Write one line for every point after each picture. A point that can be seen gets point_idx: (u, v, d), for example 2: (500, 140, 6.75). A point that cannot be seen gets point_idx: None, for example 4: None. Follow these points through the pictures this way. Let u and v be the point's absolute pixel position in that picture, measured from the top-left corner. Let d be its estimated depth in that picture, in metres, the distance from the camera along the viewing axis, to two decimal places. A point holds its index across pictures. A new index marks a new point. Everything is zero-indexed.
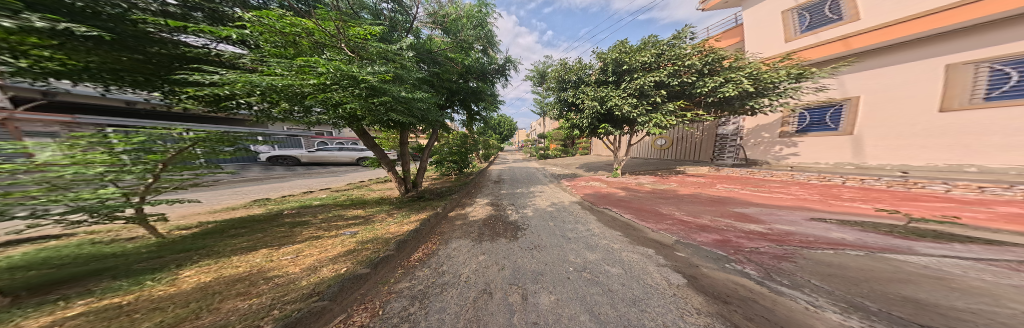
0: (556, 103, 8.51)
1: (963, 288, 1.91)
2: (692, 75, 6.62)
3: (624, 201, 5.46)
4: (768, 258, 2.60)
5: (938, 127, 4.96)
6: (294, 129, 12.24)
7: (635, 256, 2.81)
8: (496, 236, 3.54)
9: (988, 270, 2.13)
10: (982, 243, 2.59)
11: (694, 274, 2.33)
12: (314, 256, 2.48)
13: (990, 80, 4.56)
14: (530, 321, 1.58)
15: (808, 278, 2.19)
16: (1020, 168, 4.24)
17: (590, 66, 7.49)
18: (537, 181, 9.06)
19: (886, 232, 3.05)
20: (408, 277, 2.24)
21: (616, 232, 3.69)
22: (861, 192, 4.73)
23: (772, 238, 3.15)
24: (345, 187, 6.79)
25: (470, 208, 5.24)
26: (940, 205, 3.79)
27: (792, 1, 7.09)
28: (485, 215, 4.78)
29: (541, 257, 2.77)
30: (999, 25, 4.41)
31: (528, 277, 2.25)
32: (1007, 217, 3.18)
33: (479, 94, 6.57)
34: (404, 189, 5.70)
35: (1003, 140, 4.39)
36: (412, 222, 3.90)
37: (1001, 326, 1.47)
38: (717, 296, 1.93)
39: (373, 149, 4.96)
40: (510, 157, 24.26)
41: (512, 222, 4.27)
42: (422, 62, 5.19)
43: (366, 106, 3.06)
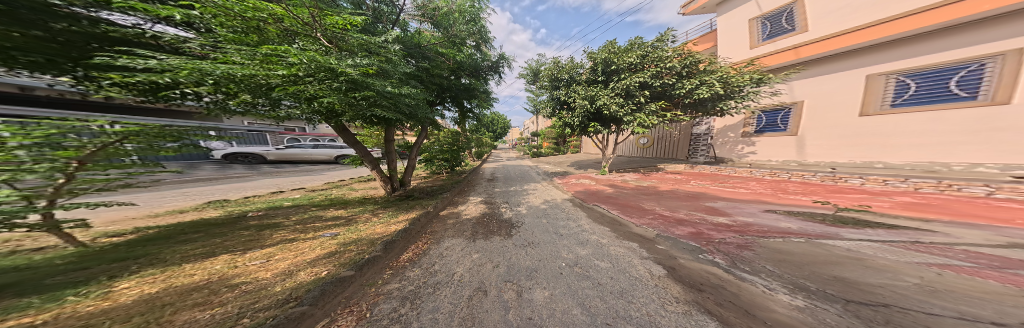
0: (549, 101, 8.63)
1: (875, 266, 2.25)
2: (672, 77, 6.99)
3: (609, 198, 5.69)
4: (733, 248, 2.85)
5: (858, 129, 5.79)
6: (257, 125, 11.09)
7: (621, 250, 2.96)
8: (490, 234, 3.53)
9: (892, 249, 2.54)
10: (888, 227, 3.07)
11: (674, 265, 2.50)
12: (288, 260, 2.28)
13: (896, 89, 5.38)
14: (525, 317, 1.60)
15: (764, 264, 2.44)
16: (913, 165, 5.09)
17: (581, 65, 7.67)
18: (530, 179, 9.16)
19: (821, 221, 3.50)
20: (399, 278, 2.16)
21: (604, 228, 3.84)
22: (803, 186, 5.38)
23: (735, 229, 3.46)
24: (324, 187, 6.35)
25: (463, 207, 5.18)
26: (857, 196, 4.42)
27: (758, 10, 7.70)
28: (477, 213, 4.73)
29: (535, 254, 2.80)
30: (909, 42, 5.20)
31: (523, 274, 2.26)
32: (903, 204, 3.81)
33: (471, 91, 6.44)
34: (388, 188, 5.46)
35: (903, 140, 5.22)
36: (402, 221, 3.76)
37: (901, 297, 1.76)
38: (692, 285, 2.08)
39: (355, 146, 4.65)
40: (504, 155, 24.22)
41: (504, 220, 4.28)
42: (411, 58, 5.00)
43: (348, 101, 2.92)
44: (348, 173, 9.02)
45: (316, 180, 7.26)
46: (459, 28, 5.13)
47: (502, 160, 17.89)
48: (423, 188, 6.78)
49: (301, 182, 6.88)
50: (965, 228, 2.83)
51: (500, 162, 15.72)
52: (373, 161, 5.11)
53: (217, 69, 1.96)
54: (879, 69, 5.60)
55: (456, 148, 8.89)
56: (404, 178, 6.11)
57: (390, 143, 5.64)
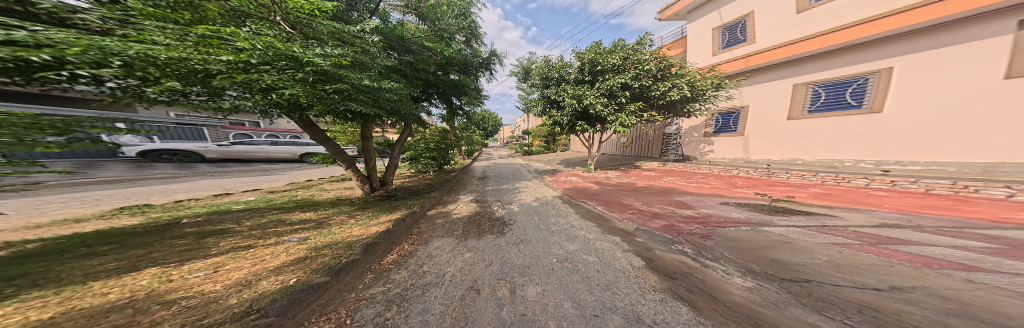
0: (540, 100, 8.75)
1: (799, 248, 2.65)
2: (650, 79, 7.41)
3: (595, 194, 5.94)
4: (698, 238, 3.14)
5: (787, 131, 6.74)
6: (191, 117, 9.50)
7: (606, 244, 3.10)
8: (482, 233, 3.48)
9: (811, 233, 3.00)
10: (809, 214, 3.63)
11: (650, 256, 2.69)
12: (245, 270, 1.99)
13: (812, 98, 6.39)
14: (519, 313, 1.61)
15: (722, 251, 2.73)
16: (822, 161, 6.09)
17: (570, 65, 7.86)
18: (521, 177, 9.24)
19: (762, 210, 4.02)
20: (383, 281, 2.03)
21: (590, 223, 4.00)
22: (748, 180, 6.13)
23: (699, 220, 3.83)
24: (289, 188, 5.75)
25: (451, 206, 5.05)
26: (785, 188, 5.17)
27: (719, 20, 8.44)
28: (465, 212, 4.61)
29: (527, 251, 2.84)
30: (825, 57, 6.16)
31: (515, 272, 2.27)
32: (815, 194, 4.58)
33: (462, 87, 6.24)
34: (367, 188, 5.10)
35: (817, 141, 6.20)
36: (385, 222, 3.54)
37: (819, 273, 2.10)
38: (666, 274, 2.26)
39: (326, 143, 4.08)
40: (495, 153, 24.01)
41: (495, 218, 4.25)
42: (394, 51, 4.72)
43: (315, 94, 2.53)
44: (316, 173, 8.22)
45: (274, 180, 6.54)
46: (448, 22, 4.85)
47: (494, 158, 17.83)
48: (407, 187, 6.43)
49: (253, 182, 6.14)
50: (855, 213, 3.48)
51: (490, 160, 15.63)
52: (348, 161, 4.68)
53: (131, 48, 1.38)
54: (802, 79, 6.57)
55: (445, 145, 8.57)
56: (384, 177, 5.71)
57: (368, 140, 5.24)
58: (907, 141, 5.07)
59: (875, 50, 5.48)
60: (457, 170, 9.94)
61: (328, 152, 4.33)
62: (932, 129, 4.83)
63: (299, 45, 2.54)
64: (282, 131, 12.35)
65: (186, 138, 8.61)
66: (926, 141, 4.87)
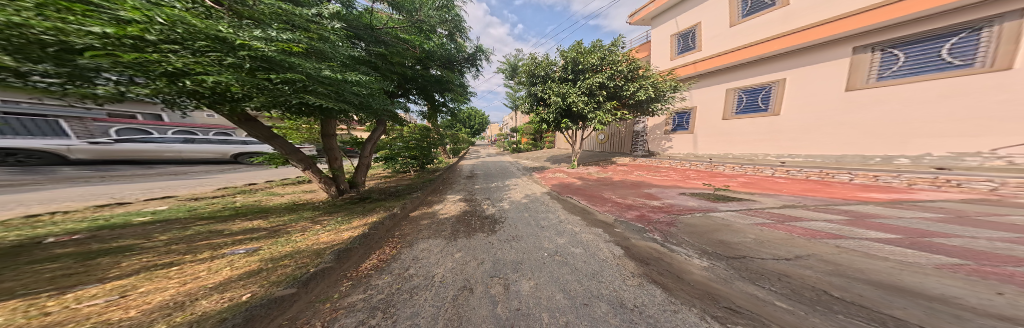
0: (527, 97, 8.97)
1: (735, 228, 3.12)
2: (622, 80, 7.81)
3: (579, 189, 6.21)
4: (664, 225, 3.49)
5: (723, 129, 7.70)
6: (66, 109, 7.35)
7: (590, 236, 3.27)
8: (472, 232, 3.40)
9: (745, 215, 3.55)
10: (745, 199, 4.28)
11: (627, 245, 2.92)
12: (181, 288, 1.51)
13: (738, 101, 7.45)
14: (513, 308, 1.61)
15: (683, 235, 3.08)
16: (747, 154, 7.12)
17: (555, 63, 8.09)
18: (509, 175, 9.23)
19: (710, 198, 4.62)
20: (363, 288, 1.82)
21: (576, 217, 4.19)
22: (700, 173, 6.90)
23: (665, 209, 4.24)
24: (226, 193, 4.93)
25: (438, 205, 4.87)
26: (727, 178, 5.97)
27: (676, 28, 9.24)
28: (450, 212, 4.42)
29: (518, 247, 2.86)
30: (749, 66, 7.20)
31: (508, 268, 2.28)
32: (746, 182, 5.40)
33: (446, 83, 5.92)
34: (333, 192, 4.49)
35: (745, 137, 7.21)
36: (360, 225, 3.21)
37: (750, 250, 2.50)
38: (639, 259, 2.50)
39: (274, 142, 3.45)
40: (483, 150, 23.55)
41: (485, 216, 4.20)
42: (361, 42, 4.14)
43: (253, 83, 1.93)
44: (262, 175, 7.17)
45: (188, 185, 5.50)
46: (428, 13, 4.57)
47: (481, 156, 17.49)
48: (384, 188, 5.88)
49: (152, 189, 5.03)
50: (768, 197, 4.20)
51: (477, 158, 15.33)
52: (307, 162, 4.03)
53: None
54: (733, 85, 7.58)
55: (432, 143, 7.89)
56: (354, 178, 5.10)
57: (331, 137, 4.57)
58: (786, 137, 6.40)
59: (778, 62, 6.63)
60: (441, 169, 9.45)
61: (279, 153, 3.67)
62: (813, 129, 5.97)
63: (228, 26, 2.01)
64: (205, 126, 9.89)
65: (36, 132, 6.14)
66: (808, 137, 6.04)
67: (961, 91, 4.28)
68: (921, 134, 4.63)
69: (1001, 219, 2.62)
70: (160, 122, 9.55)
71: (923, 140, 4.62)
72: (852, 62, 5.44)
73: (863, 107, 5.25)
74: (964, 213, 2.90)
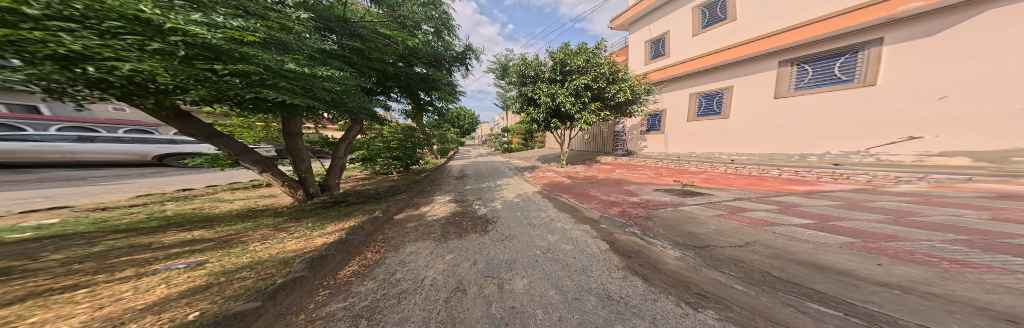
0: (518, 97, 9.13)
1: (699, 220, 3.45)
2: (604, 82, 8.11)
3: (569, 188, 6.39)
4: (642, 219, 3.74)
5: (688, 130, 8.20)
6: None
7: (579, 232, 3.41)
8: (464, 233, 3.38)
9: (709, 207, 3.94)
10: (710, 193, 4.74)
11: (612, 239, 3.09)
12: (114, 316, 1.27)
13: (699, 104, 8.03)
14: (508, 307, 1.64)
15: (658, 228, 3.33)
16: (708, 153, 7.63)
17: (544, 64, 8.24)
18: (501, 174, 9.21)
19: (681, 193, 5.04)
20: (343, 296, 1.72)
21: (566, 214, 4.33)
22: (669, 170, 7.36)
23: (643, 205, 4.54)
24: (149, 202, 4.11)
25: (424, 207, 4.74)
26: (696, 175, 6.50)
27: (648, 34, 9.66)
28: (438, 215, 4.28)
29: (512, 246, 2.90)
30: (705, 74, 7.85)
31: (501, 267, 2.31)
32: (711, 178, 5.98)
33: (432, 82, 5.78)
34: (300, 194, 4.09)
35: (706, 137, 7.72)
36: (338, 229, 2.96)
37: (711, 239, 2.78)
38: (622, 252, 2.68)
39: (218, 140, 2.94)
40: (473, 151, 23.19)
41: (478, 217, 4.20)
42: (332, 34, 3.82)
43: (192, 74, 1.60)
44: (200, 180, 6.15)
45: (79, 195, 4.34)
46: (410, 10, 4.34)
47: (470, 156, 17.18)
48: (356, 191, 5.40)
49: (28, 199, 3.94)
50: (725, 191, 4.71)
51: (467, 159, 15.05)
52: (265, 164, 3.56)
53: None
54: (693, 90, 8.16)
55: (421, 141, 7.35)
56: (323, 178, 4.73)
57: (295, 135, 4.10)
58: (732, 137, 7.13)
59: (728, 70, 7.29)
60: (429, 170, 9.11)
61: (229, 158, 3.15)
62: (759, 130, 6.60)
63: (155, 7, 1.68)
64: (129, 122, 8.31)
65: None
66: (755, 138, 6.67)
67: (851, 101, 5.21)
68: (827, 136, 5.49)
69: (879, 205, 3.22)
70: (35, 115, 7.30)
71: (828, 141, 5.48)
72: (777, 74, 6.31)
73: (795, 112, 5.98)
74: (852, 200, 3.54)
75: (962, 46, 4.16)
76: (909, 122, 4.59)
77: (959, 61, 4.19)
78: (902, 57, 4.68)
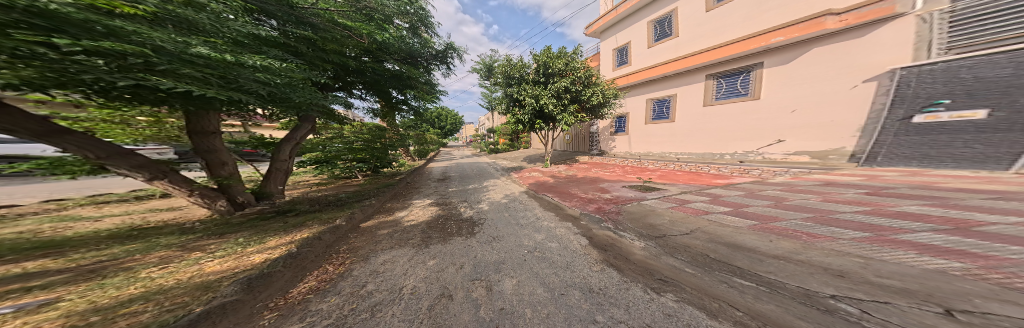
0: (504, 98, 9.17)
1: (660, 212, 3.81)
2: (581, 85, 8.47)
3: (554, 187, 6.52)
4: (615, 214, 4.00)
5: (644, 133, 8.84)
6: None
7: (562, 230, 3.51)
8: (449, 237, 3.27)
9: (669, 199, 4.39)
10: (672, 187, 5.28)
11: (590, 234, 3.26)
12: None
13: (652, 110, 8.64)
14: (497, 308, 1.60)
15: (626, 221, 3.59)
16: (654, 154, 8.42)
17: (528, 66, 8.40)
18: (488, 176, 9.01)
19: (647, 188, 5.51)
20: (298, 317, 1.49)
21: (551, 213, 4.43)
22: (634, 168, 7.90)
23: (614, 201, 4.85)
24: None
25: (399, 213, 4.44)
26: (659, 171, 7.06)
27: (615, 43, 10.17)
28: (414, 221, 3.97)
29: (499, 247, 2.90)
30: (654, 83, 8.52)
31: (490, 269, 2.27)
32: (670, 174, 6.63)
33: (406, 80, 5.44)
34: (222, 206, 3.00)
35: (655, 139, 8.44)
36: (292, 241, 2.54)
37: (669, 228, 3.09)
38: (598, 246, 2.85)
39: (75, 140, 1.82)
40: (457, 152, 22.48)
41: (464, 219, 4.09)
42: (272, 19, 3.07)
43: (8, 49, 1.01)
44: (71, 192, 4.66)
45: None
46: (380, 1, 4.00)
47: (454, 157, 16.64)
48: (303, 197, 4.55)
49: None
50: (683, 185, 5.27)
51: (451, 160, 14.55)
52: (160, 169, 2.38)
53: None
54: (647, 96, 8.79)
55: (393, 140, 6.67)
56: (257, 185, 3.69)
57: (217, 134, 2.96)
58: (672, 139, 7.89)
59: (671, 82, 7.96)
60: (404, 172, 8.50)
61: (91, 165, 2.00)
62: (691, 134, 7.39)
63: None
64: None
65: None
66: (686, 140, 7.50)
67: (747, 111, 6.29)
68: (732, 139, 6.51)
69: (768, 193, 4.04)
70: None
71: (731, 143, 6.51)
72: (703, 85, 7.16)
73: (715, 119, 6.87)
74: (773, 189, 4.24)
75: (806, 72, 5.39)
76: (779, 129, 5.72)
77: (805, 84, 5.41)
78: (775, 78, 5.85)
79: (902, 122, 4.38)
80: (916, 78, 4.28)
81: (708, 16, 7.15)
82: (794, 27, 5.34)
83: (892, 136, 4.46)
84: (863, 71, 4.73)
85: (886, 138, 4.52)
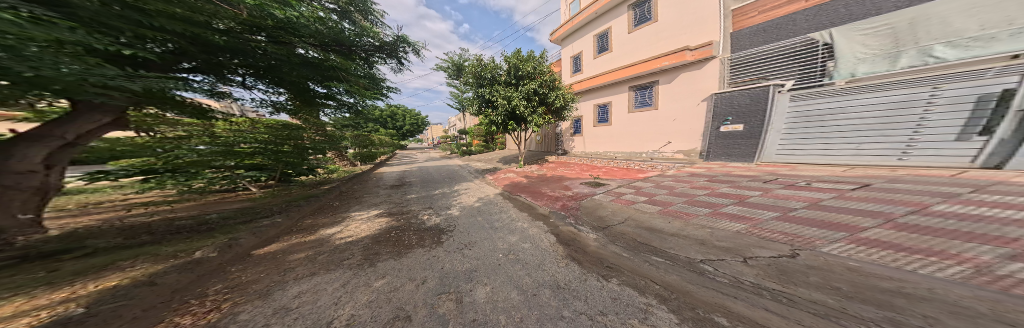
0: (475, 99, 8.69)
1: (621, 207, 3.91)
2: (548, 87, 8.40)
3: (528, 187, 6.21)
4: (581, 210, 3.96)
5: (591, 137, 9.47)
6: None
7: (535, 229, 3.30)
8: (406, 250, 2.72)
9: (630, 193, 4.60)
10: (634, 180, 5.56)
11: (559, 231, 3.15)
12: None
13: (595, 113, 9.26)
14: (468, 320, 1.33)
15: (588, 218, 3.59)
16: (592, 152, 9.37)
17: (499, 67, 8.04)
18: (459, 179, 8.29)
19: (611, 182, 5.69)
20: None
21: (523, 213, 4.15)
22: (585, 166, 8.18)
23: (575, 197, 4.82)
24: None
25: (334, 228, 3.62)
26: (610, 168, 7.33)
27: (569, 51, 10.54)
28: (357, 236, 3.26)
29: (471, 254, 2.54)
30: (594, 90, 9.15)
31: (460, 278, 1.96)
32: (615, 170, 7.01)
33: (330, 71, 4.36)
34: None
35: (594, 138, 9.33)
36: (98, 293, 1.63)
37: (628, 224, 3.17)
38: (562, 241, 2.79)
39: None
40: (424, 155, 20.60)
41: (427, 228, 3.53)
42: None
43: None
44: None
45: None
46: None
47: (420, 161, 15.16)
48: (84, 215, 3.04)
49: None
50: (642, 179, 5.60)
51: (416, 164, 13.13)
52: None
53: None
54: (591, 100, 9.37)
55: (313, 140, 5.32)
56: None
57: None
58: (608, 141, 8.72)
59: (603, 91, 8.81)
60: (337, 181, 6.93)
61: None
62: (616, 136, 8.42)
63: None
64: None
65: None
66: (611, 141, 8.58)
67: (648, 119, 7.47)
68: (642, 140, 7.61)
69: (665, 183, 5.00)
70: None
71: (637, 145, 7.71)
72: (626, 96, 8.09)
73: (628, 123, 8.02)
74: (696, 180, 4.85)
75: (679, 90, 6.75)
76: (668, 133, 6.94)
77: (680, 99, 6.73)
78: (665, 93, 7.07)
79: (714, 131, 6.03)
80: (729, 100, 5.79)
81: (630, 37, 7.98)
82: (672, 56, 6.58)
83: (712, 140, 6.06)
84: (702, 93, 6.32)
85: (711, 141, 6.09)
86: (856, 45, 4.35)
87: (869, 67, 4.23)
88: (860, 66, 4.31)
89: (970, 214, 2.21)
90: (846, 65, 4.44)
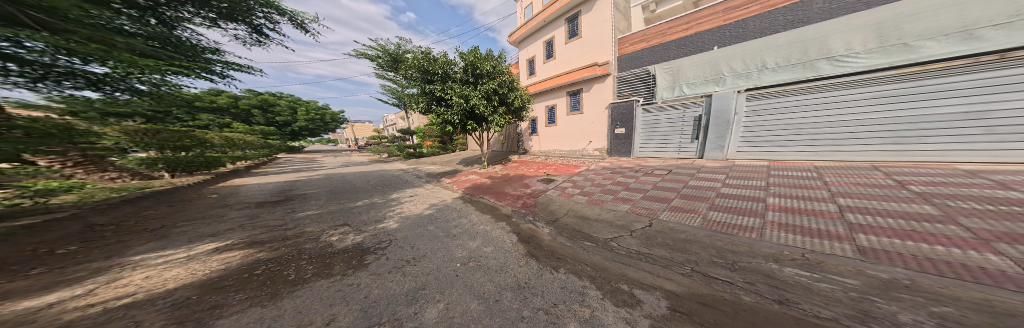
0: (422, 95, 7.60)
1: (585, 199, 3.87)
2: (507, 88, 7.80)
3: (490, 188, 5.61)
4: (546, 207, 3.76)
5: (539, 140, 9.69)
6: None
7: (498, 231, 2.83)
8: (322, 273, 1.85)
9: (591, 185, 4.64)
10: (589, 173, 5.76)
11: (521, 230, 2.87)
12: None
13: (541, 115, 9.45)
14: None
15: (558, 214, 3.39)
16: (542, 152, 9.54)
17: (454, 63, 7.21)
18: (407, 184, 6.98)
19: (571, 175, 5.73)
20: None
21: (485, 214, 3.62)
22: (536, 165, 8.09)
23: (534, 194, 4.57)
24: None
25: (130, 273, 1.82)
26: (557, 164, 7.45)
27: (522, 53, 10.55)
28: (174, 286, 1.63)
29: (420, 270, 1.87)
30: (537, 93, 9.44)
31: (401, 303, 1.38)
32: (557, 167, 7.14)
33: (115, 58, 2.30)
34: None
35: (540, 137, 9.56)
36: None
37: (594, 215, 3.15)
38: (523, 239, 2.54)
39: None
40: (352, 161, 16.80)
41: (339, 251, 2.31)
42: None
43: None
44: None
45: None
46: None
47: (346, 168, 12.14)
48: None
49: None
50: (596, 170, 5.82)
51: (346, 171, 10.57)
52: None
53: None
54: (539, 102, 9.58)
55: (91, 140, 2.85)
56: None
57: None
58: (550, 140, 9.05)
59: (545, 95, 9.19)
60: (133, 206, 4.07)
61: None
62: (553, 137, 8.91)
63: None
64: None
65: None
66: (552, 141, 8.98)
67: (574, 121, 8.04)
68: (573, 140, 8.12)
69: (588, 177, 5.28)
70: None
71: (567, 144, 8.29)
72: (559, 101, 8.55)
73: (561, 124, 8.52)
74: (610, 173, 5.33)
75: (593, 97, 7.41)
76: (588, 134, 7.60)
77: (595, 106, 7.37)
78: (586, 100, 7.61)
79: (614, 131, 6.88)
80: (618, 109, 6.73)
81: (566, 46, 8.30)
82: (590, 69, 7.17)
83: (613, 140, 6.92)
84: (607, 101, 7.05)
85: (611, 141, 6.97)
86: (658, 79, 6.20)
87: (667, 94, 6.10)
88: (658, 94, 6.20)
89: (698, 185, 3.71)
90: (659, 91, 6.17)
